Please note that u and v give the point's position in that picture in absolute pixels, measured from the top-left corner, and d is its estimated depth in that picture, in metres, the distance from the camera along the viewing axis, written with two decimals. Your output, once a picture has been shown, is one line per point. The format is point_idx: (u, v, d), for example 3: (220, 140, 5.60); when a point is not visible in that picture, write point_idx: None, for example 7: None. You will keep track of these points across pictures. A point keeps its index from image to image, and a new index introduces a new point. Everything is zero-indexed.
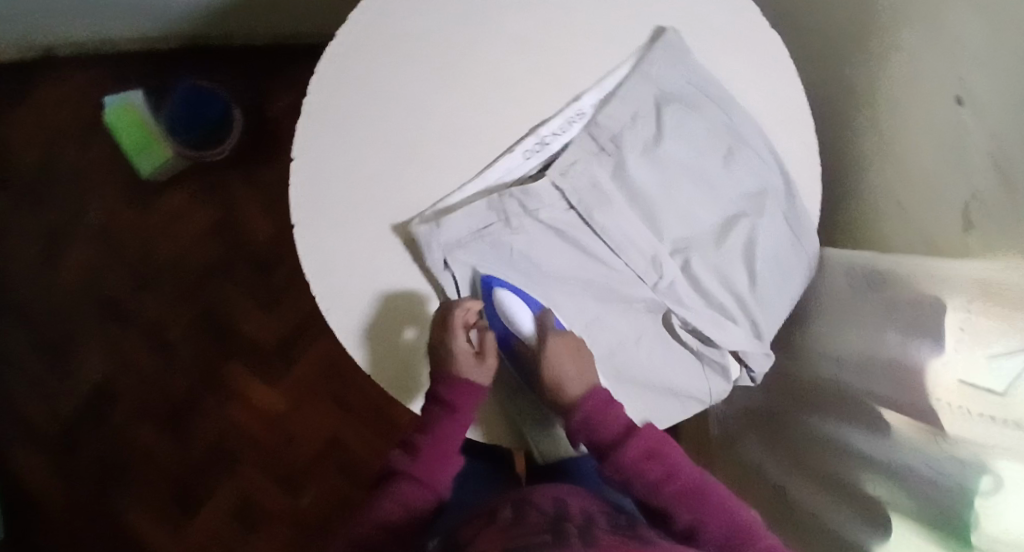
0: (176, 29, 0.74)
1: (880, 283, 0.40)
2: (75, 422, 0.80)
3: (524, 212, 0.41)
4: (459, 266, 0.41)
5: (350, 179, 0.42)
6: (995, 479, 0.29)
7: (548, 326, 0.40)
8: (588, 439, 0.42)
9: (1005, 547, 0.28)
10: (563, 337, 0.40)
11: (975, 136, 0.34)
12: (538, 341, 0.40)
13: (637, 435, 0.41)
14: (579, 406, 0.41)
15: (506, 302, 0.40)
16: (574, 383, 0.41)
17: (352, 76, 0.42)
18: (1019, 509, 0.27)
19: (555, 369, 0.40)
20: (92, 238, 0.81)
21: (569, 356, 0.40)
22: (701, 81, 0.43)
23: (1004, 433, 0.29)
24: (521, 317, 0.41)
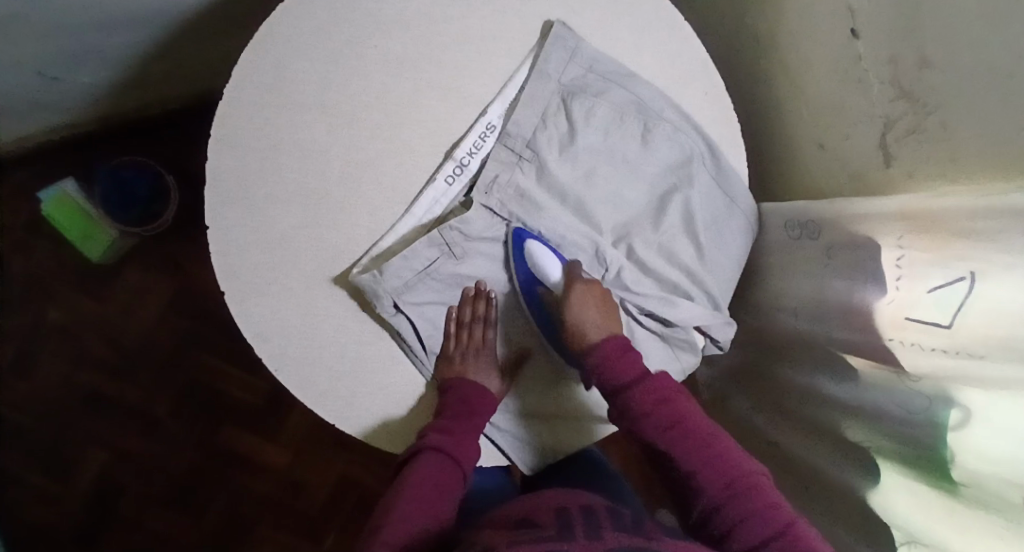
0: (90, 112, 0.72)
1: (814, 229, 0.39)
2: (87, 521, 0.80)
3: (467, 240, 0.41)
4: (410, 307, 0.41)
5: (270, 239, 0.41)
6: (961, 411, 0.29)
7: (575, 275, 0.41)
8: (631, 429, 0.40)
9: (983, 477, 0.27)
10: (591, 285, 0.41)
11: (874, 63, 0.33)
12: (566, 288, 0.41)
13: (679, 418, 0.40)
14: (602, 343, 0.40)
15: (536, 254, 0.41)
16: (599, 325, 0.41)
17: (247, 133, 0.40)
18: (989, 440, 0.26)
19: (581, 312, 0.40)
20: (59, 337, 0.81)
21: (598, 301, 0.41)
22: (600, 67, 0.43)
23: (963, 364, 0.28)
24: (548, 262, 0.41)
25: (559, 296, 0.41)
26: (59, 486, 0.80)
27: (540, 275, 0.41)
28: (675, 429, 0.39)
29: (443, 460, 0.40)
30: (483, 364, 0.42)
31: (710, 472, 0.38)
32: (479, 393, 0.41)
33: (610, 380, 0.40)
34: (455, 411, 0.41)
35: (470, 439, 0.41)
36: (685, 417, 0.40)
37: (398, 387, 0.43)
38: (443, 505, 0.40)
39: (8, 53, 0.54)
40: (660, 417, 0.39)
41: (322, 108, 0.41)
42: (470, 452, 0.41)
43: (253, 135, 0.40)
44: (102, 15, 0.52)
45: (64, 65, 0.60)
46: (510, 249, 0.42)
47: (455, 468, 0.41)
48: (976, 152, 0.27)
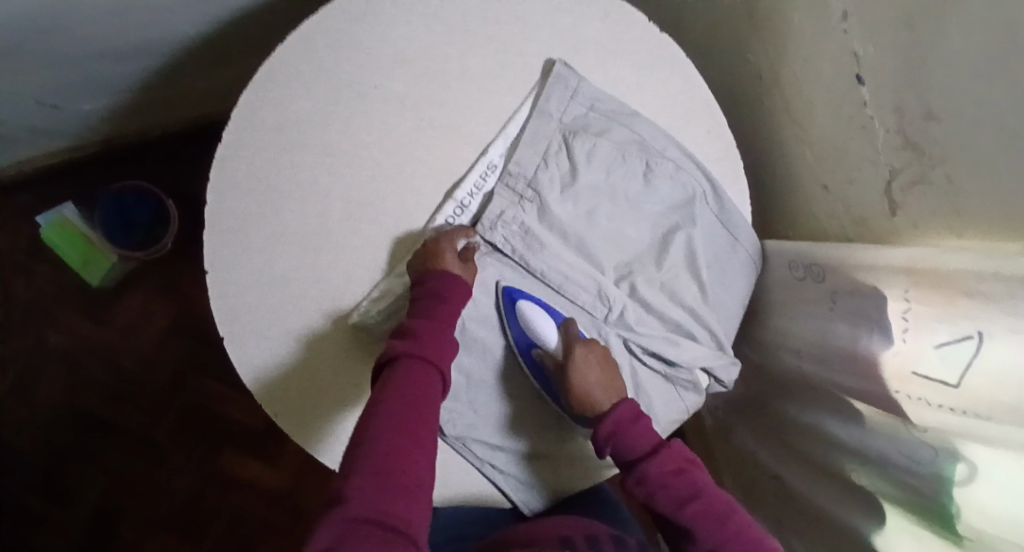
0: (89, 137, 0.72)
1: (818, 272, 0.39)
2: (87, 544, 0.79)
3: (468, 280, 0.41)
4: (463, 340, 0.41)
5: (270, 282, 0.40)
6: (967, 467, 0.28)
7: (573, 336, 0.40)
8: (647, 502, 0.40)
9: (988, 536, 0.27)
10: (592, 346, 0.40)
11: (879, 110, 0.33)
12: (567, 352, 0.40)
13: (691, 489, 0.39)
14: (612, 411, 0.39)
15: (531, 316, 0.40)
16: (603, 388, 0.40)
17: (245, 178, 0.40)
18: (993, 499, 0.26)
19: (586, 378, 0.39)
20: (60, 360, 0.81)
21: (600, 363, 0.40)
22: (601, 106, 0.43)
23: (967, 422, 0.28)
24: (544, 326, 0.40)
25: (558, 360, 0.40)
26: (59, 510, 0.80)
27: (538, 339, 0.40)
28: (694, 502, 0.38)
29: (412, 366, 0.34)
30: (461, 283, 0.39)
31: (731, 548, 0.37)
32: (450, 285, 0.37)
33: (627, 453, 0.39)
34: (424, 309, 0.37)
35: (445, 339, 0.36)
36: (703, 489, 0.39)
37: None
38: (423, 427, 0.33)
39: (8, 85, 0.54)
40: (676, 489, 0.39)
41: (323, 150, 0.41)
42: (446, 354, 0.36)
43: (253, 178, 0.40)
44: (101, 48, 0.52)
45: (64, 95, 0.59)
46: (503, 309, 0.41)
47: (431, 375, 0.35)
48: (981, 211, 0.26)
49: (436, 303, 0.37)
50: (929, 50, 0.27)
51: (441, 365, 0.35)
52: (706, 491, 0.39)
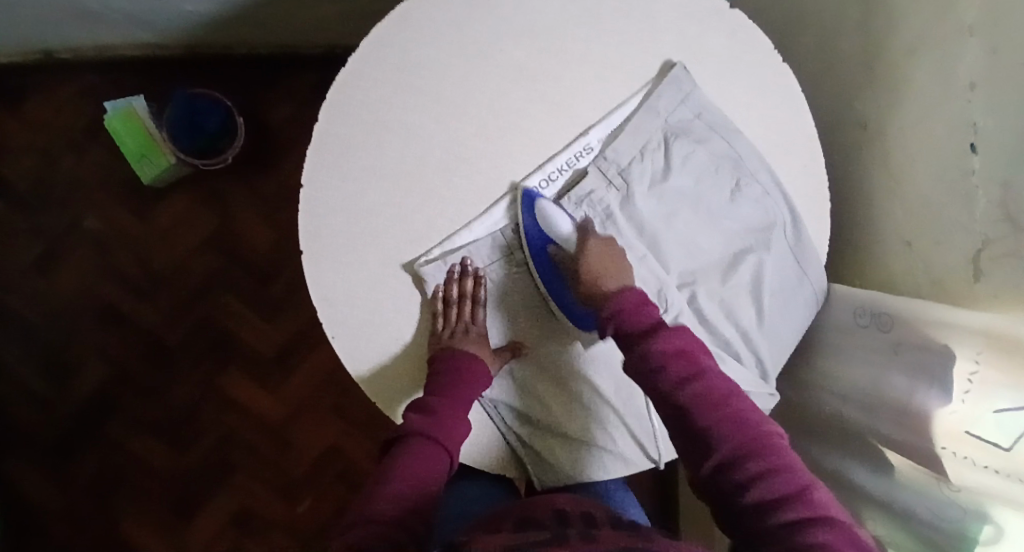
0: (174, 37, 0.73)
1: (884, 322, 0.40)
2: (76, 428, 0.80)
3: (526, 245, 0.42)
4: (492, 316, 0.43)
5: (357, 210, 0.41)
6: (995, 529, 0.30)
7: (589, 231, 0.41)
8: (649, 383, 0.38)
9: None
10: (606, 243, 0.41)
11: (985, 180, 0.34)
12: (579, 245, 0.41)
13: (686, 359, 0.37)
14: (620, 293, 0.39)
15: (549, 211, 0.41)
16: (613, 275, 0.40)
17: (358, 106, 0.41)
18: None
19: (596, 265, 0.40)
20: (89, 245, 0.81)
21: (612, 255, 0.40)
22: (707, 116, 0.43)
23: (1008, 486, 0.29)
24: (560, 222, 0.41)
25: (571, 254, 0.41)
26: (58, 392, 0.81)
27: (551, 231, 0.41)
28: (695, 384, 0.37)
29: (426, 442, 0.38)
30: (471, 337, 0.41)
31: (727, 427, 0.35)
32: (464, 361, 0.39)
33: (629, 330, 0.39)
34: (439, 386, 0.40)
35: (457, 418, 0.39)
36: (706, 372, 0.37)
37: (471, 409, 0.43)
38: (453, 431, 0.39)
39: None
40: (676, 369, 0.37)
41: (436, 97, 0.42)
42: (457, 434, 0.39)
43: (364, 107, 0.41)
44: None
45: None
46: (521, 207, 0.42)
47: (441, 453, 0.38)
48: None
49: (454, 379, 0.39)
50: None
51: (452, 447, 0.39)
52: (708, 374, 0.37)
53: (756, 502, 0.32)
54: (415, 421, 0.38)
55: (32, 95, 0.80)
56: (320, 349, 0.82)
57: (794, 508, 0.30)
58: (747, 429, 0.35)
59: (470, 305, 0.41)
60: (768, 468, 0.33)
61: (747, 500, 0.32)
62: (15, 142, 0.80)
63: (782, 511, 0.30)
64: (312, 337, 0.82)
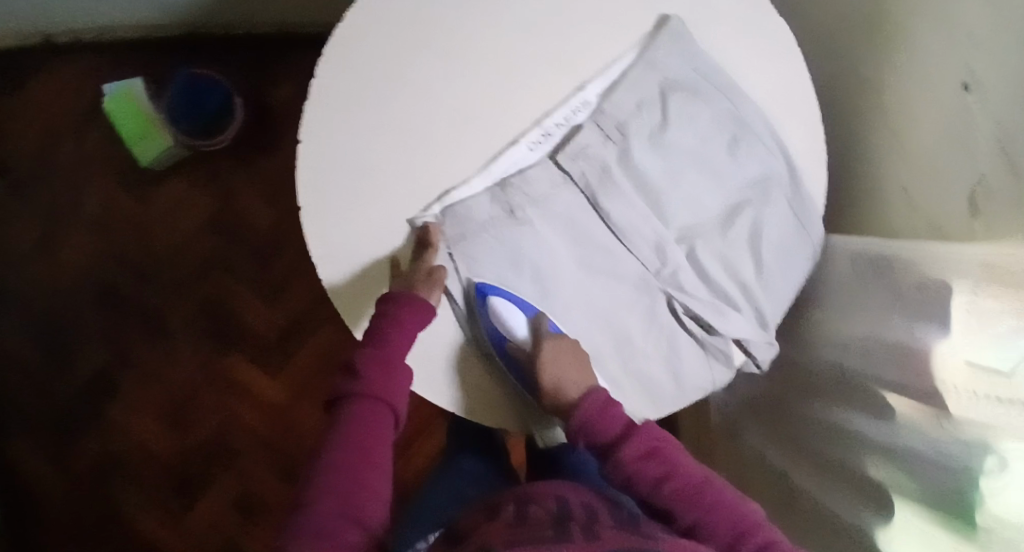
0: (175, 16, 0.74)
1: (886, 267, 0.41)
2: (77, 411, 0.80)
3: (529, 202, 0.42)
4: (461, 258, 0.42)
5: (359, 163, 0.41)
6: (999, 459, 0.30)
7: (543, 331, 0.41)
8: (587, 443, 0.42)
9: (1008, 525, 0.29)
10: (558, 341, 0.41)
11: (980, 116, 0.34)
12: (535, 346, 0.41)
13: (634, 434, 0.41)
14: (581, 402, 0.41)
15: (501, 309, 0.41)
16: (575, 380, 0.41)
17: (358, 60, 0.41)
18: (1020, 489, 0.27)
19: (558, 371, 0.41)
20: (89, 228, 0.81)
21: (569, 357, 0.41)
22: (706, 70, 0.44)
23: (1010, 414, 0.29)
24: (515, 322, 0.41)
25: (528, 351, 0.41)
26: (57, 374, 0.80)
27: (506, 332, 0.41)
28: (646, 456, 0.41)
29: (368, 404, 0.39)
30: (429, 280, 0.40)
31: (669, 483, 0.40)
32: (404, 306, 0.38)
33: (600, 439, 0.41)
34: (370, 343, 0.39)
35: (391, 376, 0.39)
36: (653, 440, 0.41)
37: (440, 339, 0.43)
38: (391, 388, 0.39)
39: None
40: (633, 449, 0.40)
41: (438, 52, 0.42)
42: (396, 391, 0.39)
43: (368, 63, 0.41)
44: None
45: None
46: (474, 309, 0.42)
47: (386, 410, 0.39)
48: None
49: (386, 327, 0.39)
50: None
51: (394, 402, 0.39)
52: (642, 431, 0.41)
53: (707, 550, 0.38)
54: (351, 384, 0.40)
55: (33, 78, 0.81)
56: (321, 330, 0.82)
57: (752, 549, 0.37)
58: (697, 487, 0.40)
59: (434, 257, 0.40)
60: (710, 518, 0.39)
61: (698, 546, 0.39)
62: (16, 124, 0.81)
63: None
64: (313, 318, 0.82)
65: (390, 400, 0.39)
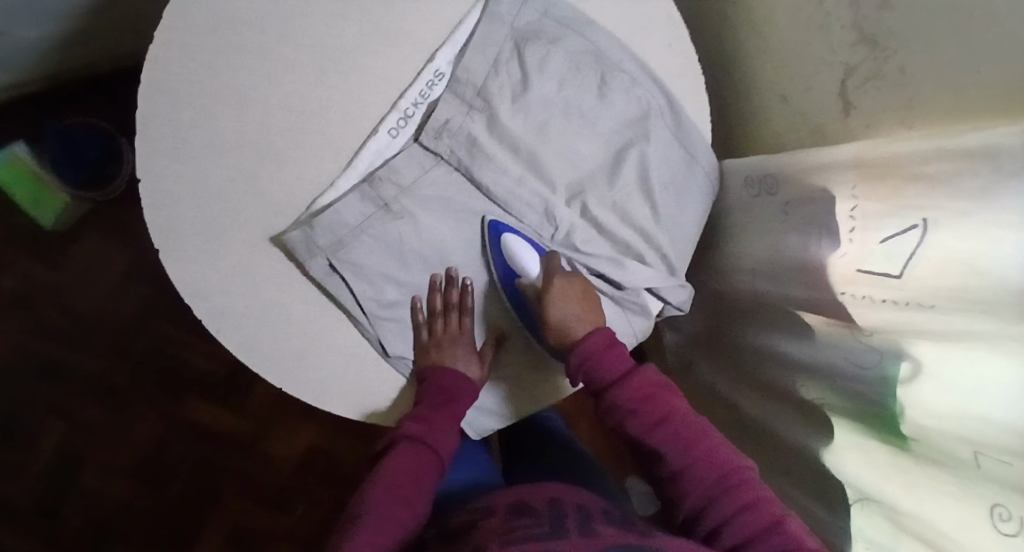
0: (35, 71, 0.69)
1: (771, 184, 0.39)
2: (48, 490, 0.78)
3: (401, 192, 0.39)
4: (346, 266, 0.39)
5: (208, 192, 0.38)
6: (912, 364, 0.29)
7: (555, 268, 0.40)
8: (585, 380, 0.41)
9: (935, 428, 0.27)
10: (569, 277, 0.40)
11: (834, 5, 0.32)
12: (545, 281, 0.40)
13: (646, 393, 0.40)
14: (588, 337, 0.40)
15: (514, 249, 0.40)
16: (580, 320, 0.40)
17: (178, 81, 0.38)
18: (941, 391, 0.26)
19: (560, 306, 0.39)
20: (13, 306, 0.78)
21: (576, 294, 0.40)
22: (556, 12, 0.41)
23: (920, 317, 0.28)
24: (529, 263, 0.40)
25: (536, 286, 0.40)
26: (16, 457, 0.78)
27: (518, 268, 0.40)
28: (664, 425, 0.40)
29: (417, 448, 0.42)
30: (460, 352, 0.41)
31: (695, 470, 0.39)
32: (451, 380, 0.40)
33: (599, 377, 0.40)
34: (429, 398, 0.41)
35: (446, 425, 0.42)
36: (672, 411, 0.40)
37: (346, 352, 0.41)
38: (440, 439, 0.42)
39: None
40: (647, 413, 0.40)
41: (261, 51, 0.38)
42: (446, 439, 0.42)
43: (186, 80, 0.38)
44: None
45: (10, 21, 0.57)
46: (487, 241, 0.41)
47: (431, 455, 0.42)
48: (943, 92, 0.26)
49: (438, 392, 0.41)
50: None
51: (441, 451, 0.43)
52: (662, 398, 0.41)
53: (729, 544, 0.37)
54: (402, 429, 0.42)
55: None
56: None
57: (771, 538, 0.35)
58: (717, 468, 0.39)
59: (440, 313, 0.41)
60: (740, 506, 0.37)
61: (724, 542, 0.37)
62: None
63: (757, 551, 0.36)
64: None
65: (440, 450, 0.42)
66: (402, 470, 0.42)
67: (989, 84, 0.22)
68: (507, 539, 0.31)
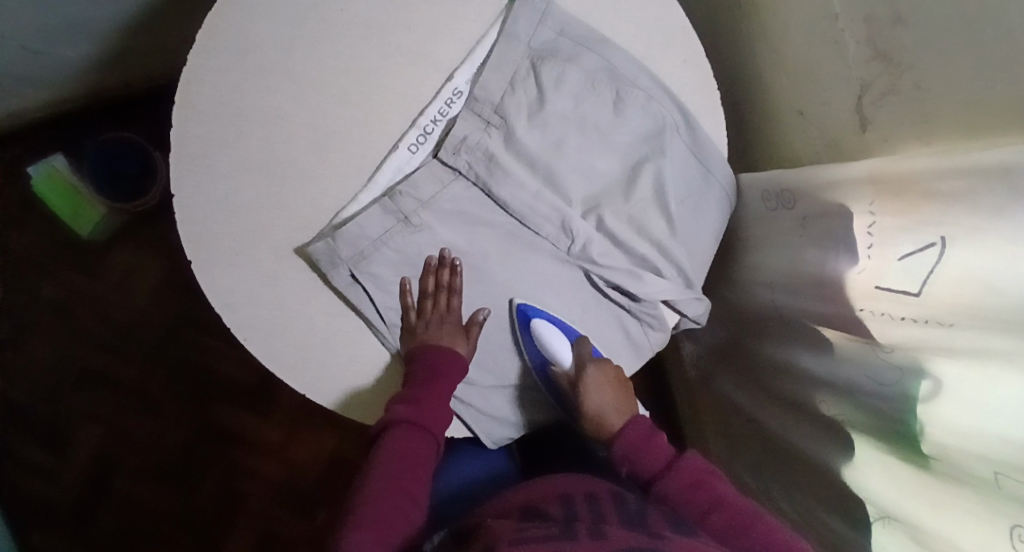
0: (75, 87, 0.73)
1: (788, 199, 0.39)
2: (83, 490, 0.81)
3: (421, 206, 0.40)
4: (366, 277, 0.40)
5: (237, 207, 0.40)
6: (933, 382, 0.28)
7: (586, 359, 0.42)
8: (631, 473, 0.43)
9: (959, 449, 0.27)
10: (603, 367, 0.42)
11: (850, 21, 0.32)
12: (578, 371, 0.42)
13: (678, 467, 0.41)
14: (625, 430, 0.43)
15: (544, 334, 0.41)
16: (615, 410, 0.44)
17: (211, 102, 0.39)
18: (963, 410, 0.26)
19: (597, 401, 0.43)
20: (52, 313, 0.82)
21: (610, 384, 0.43)
22: (572, 31, 0.42)
23: (940, 335, 0.27)
24: (558, 347, 0.41)
25: (570, 377, 0.42)
26: (56, 461, 0.81)
27: (550, 356, 0.41)
28: (716, 514, 0.39)
29: (408, 435, 0.40)
30: (447, 329, 0.41)
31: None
32: (438, 356, 0.40)
33: (643, 470, 0.42)
34: (419, 378, 0.40)
35: (438, 404, 0.40)
36: (722, 499, 0.40)
37: (366, 360, 0.42)
38: (433, 422, 0.40)
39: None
40: (694, 502, 0.40)
41: (287, 73, 0.40)
42: (439, 418, 0.41)
43: (216, 102, 0.39)
44: None
45: (47, 41, 0.61)
46: (516, 326, 0.42)
47: (426, 439, 0.41)
48: (962, 110, 0.25)
49: (427, 373, 0.40)
50: None
51: (435, 433, 0.41)
52: (708, 485, 0.40)
53: None
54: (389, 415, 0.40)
55: None
56: None
57: None
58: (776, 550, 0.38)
59: (432, 292, 0.41)
60: None
61: None
62: None
63: None
64: None
65: (434, 432, 0.41)
66: (395, 455, 0.40)
67: (1009, 102, 0.22)
68: (517, 540, 0.31)
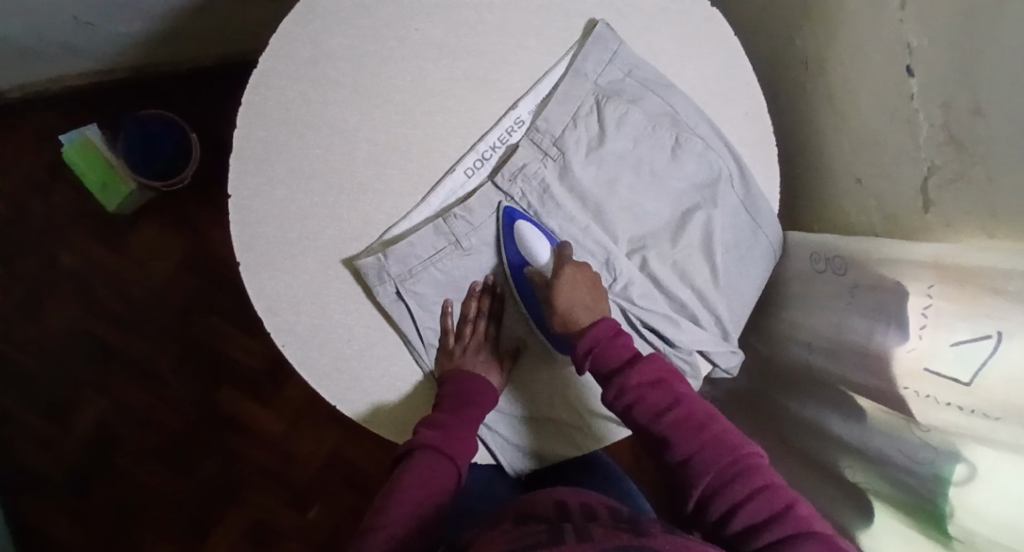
0: (118, 59, 0.73)
1: (840, 265, 0.40)
2: (79, 460, 0.80)
3: (472, 231, 0.40)
4: (410, 295, 0.40)
5: (291, 213, 0.40)
6: (968, 468, 0.29)
7: (566, 257, 0.39)
8: (592, 367, 0.39)
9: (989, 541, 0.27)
10: (581, 269, 0.39)
11: (927, 104, 0.32)
12: (555, 270, 0.39)
13: (641, 362, 0.39)
14: (591, 327, 0.39)
15: (526, 235, 0.39)
16: (586, 308, 0.39)
17: (276, 107, 0.39)
18: (996, 502, 0.26)
19: (568, 299, 0.39)
20: (67, 280, 0.81)
21: (586, 287, 0.39)
22: (639, 73, 0.42)
23: (979, 425, 0.28)
24: (539, 248, 0.39)
25: (547, 279, 0.39)
26: (56, 430, 0.81)
27: (528, 255, 0.40)
28: (673, 411, 0.38)
29: (432, 461, 0.40)
30: (483, 358, 0.41)
31: (707, 454, 0.37)
32: (473, 384, 0.40)
33: (604, 364, 0.39)
34: (449, 405, 0.40)
35: (465, 434, 0.41)
36: (682, 399, 0.39)
37: (399, 375, 0.42)
38: (457, 450, 0.40)
39: None
40: (653, 400, 0.38)
41: (355, 86, 0.40)
42: (463, 448, 0.41)
43: (281, 108, 0.39)
44: None
45: (99, 14, 0.61)
46: (502, 235, 0.40)
47: (447, 468, 0.40)
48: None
49: (459, 400, 0.40)
50: (984, 44, 0.26)
51: (457, 464, 0.41)
52: (668, 381, 0.39)
53: (741, 527, 0.35)
54: (416, 439, 0.40)
55: None
56: None
57: (788, 528, 0.34)
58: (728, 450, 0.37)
59: (472, 320, 0.41)
60: (756, 489, 0.36)
61: (735, 527, 0.35)
62: None
63: (766, 536, 0.34)
64: None
65: (456, 463, 0.41)
66: (417, 482, 0.40)
67: None
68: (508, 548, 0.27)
